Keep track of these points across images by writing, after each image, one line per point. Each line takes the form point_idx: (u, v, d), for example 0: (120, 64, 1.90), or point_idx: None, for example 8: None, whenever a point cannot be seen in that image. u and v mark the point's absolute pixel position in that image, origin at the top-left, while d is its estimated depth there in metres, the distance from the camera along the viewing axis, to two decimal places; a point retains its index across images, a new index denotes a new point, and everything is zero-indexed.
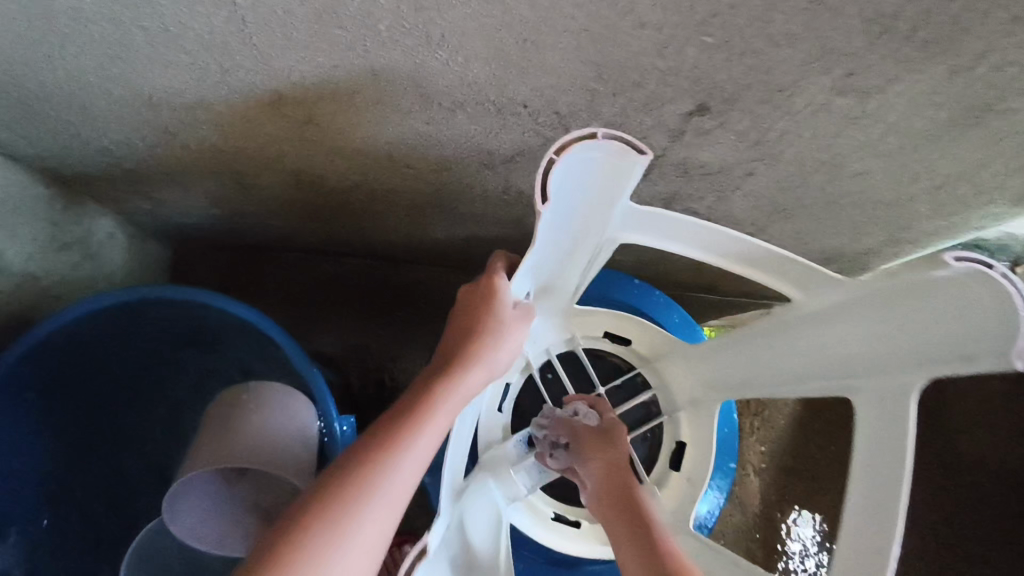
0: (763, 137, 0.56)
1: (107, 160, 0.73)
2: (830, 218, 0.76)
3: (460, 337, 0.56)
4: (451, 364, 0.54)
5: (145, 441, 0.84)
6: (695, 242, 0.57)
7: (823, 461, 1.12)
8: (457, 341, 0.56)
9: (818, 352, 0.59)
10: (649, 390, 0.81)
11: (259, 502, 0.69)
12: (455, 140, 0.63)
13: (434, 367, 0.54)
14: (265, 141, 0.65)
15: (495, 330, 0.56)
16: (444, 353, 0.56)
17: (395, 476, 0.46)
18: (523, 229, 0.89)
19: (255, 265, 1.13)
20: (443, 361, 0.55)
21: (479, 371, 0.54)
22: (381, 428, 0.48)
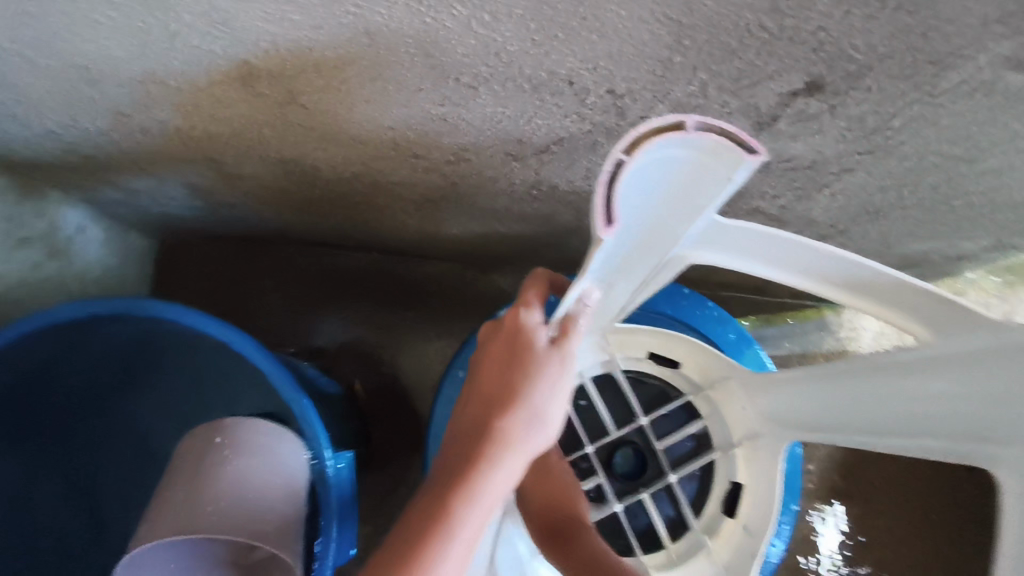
0: (883, 125, 0.45)
1: (59, 144, 0.61)
2: (929, 221, 0.63)
3: (485, 408, 0.44)
4: (472, 449, 0.42)
5: (106, 489, 0.66)
6: (791, 264, 0.48)
7: (882, 485, 0.97)
8: (480, 417, 0.44)
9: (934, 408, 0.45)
10: (699, 420, 0.70)
11: (240, 559, 0.58)
12: (477, 125, 0.50)
13: (451, 456, 0.42)
14: (243, 122, 0.53)
15: (527, 398, 0.44)
16: (464, 431, 0.44)
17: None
18: (552, 228, 0.76)
19: (247, 263, 1.01)
20: (461, 444, 0.43)
21: (508, 460, 0.42)
22: (395, 539, 0.38)
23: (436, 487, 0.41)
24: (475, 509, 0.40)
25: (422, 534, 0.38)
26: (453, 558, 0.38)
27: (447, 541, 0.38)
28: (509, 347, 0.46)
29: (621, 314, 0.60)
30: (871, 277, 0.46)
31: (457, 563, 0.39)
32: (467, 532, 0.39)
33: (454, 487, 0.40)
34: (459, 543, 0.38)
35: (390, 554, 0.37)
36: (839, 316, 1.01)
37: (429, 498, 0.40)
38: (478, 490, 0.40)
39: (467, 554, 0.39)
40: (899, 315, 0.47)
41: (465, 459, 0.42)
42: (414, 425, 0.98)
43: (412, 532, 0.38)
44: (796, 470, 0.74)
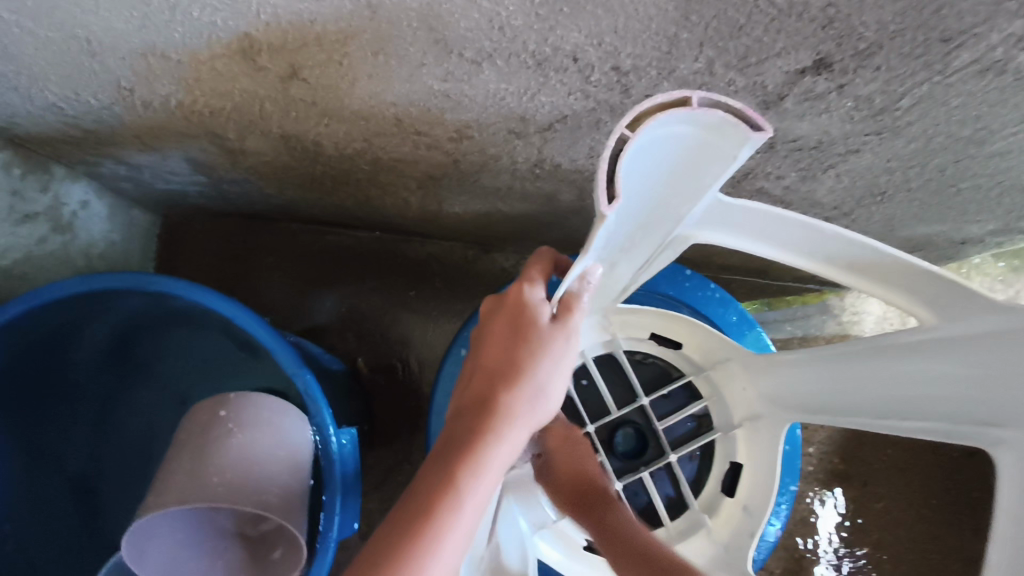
0: (891, 105, 0.44)
1: (62, 118, 0.61)
2: (935, 204, 0.63)
3: (488, 382, 0.44)
4: (476, 422, 0.42)
5: (117, 461, 0.69)
6: (796, 246, 0.47)
7: (881, 468, 0.98)
8: (484, 391, 0.44)
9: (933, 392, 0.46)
10: (701, 401, 0.70)
11: (246, 530, 0.60)
12: (480, 102, 0.50)
13: (456, 429, 0.43)
14: (246, 97, 0.52)
15: (530, 372, 0.44)
16: (467, 405, 0.44)
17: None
18: (555, 208, 0.75)
19: (249, 239, 1.01)
20: (465, 417, 0.43)
21: (513, 434, 0.43)
22: (402, 513, 0.38)
23: (440, 461, 0.41)
24: (481, 481, 0.40)
25: (430, 503, 0.38)
26: (461, 528, 0.39)
27: (454, 512, 0.39)
28: (511, 322, 0.46)
29: (623, 294, 0.60)
30: (876, 259, 0.45)
31: (463, 534, 0.39)
32: (473, 502, 0.40)
33: (459, 459, 0.40)
34: (466, 513, 0.39)
35: (398, 524, 0.38)
36: (842, 300, 1.01)
37: (435, 469, 0.40)
38: (484, 462, 0.41)
39: (473, 525, 0.40)
40: (903, 297, 0.47)
41: (470, 432, 0.42)
42: (416, 403, 0.99)
43: (419, 503, 0.38)
44: (795, 452, 0.75)
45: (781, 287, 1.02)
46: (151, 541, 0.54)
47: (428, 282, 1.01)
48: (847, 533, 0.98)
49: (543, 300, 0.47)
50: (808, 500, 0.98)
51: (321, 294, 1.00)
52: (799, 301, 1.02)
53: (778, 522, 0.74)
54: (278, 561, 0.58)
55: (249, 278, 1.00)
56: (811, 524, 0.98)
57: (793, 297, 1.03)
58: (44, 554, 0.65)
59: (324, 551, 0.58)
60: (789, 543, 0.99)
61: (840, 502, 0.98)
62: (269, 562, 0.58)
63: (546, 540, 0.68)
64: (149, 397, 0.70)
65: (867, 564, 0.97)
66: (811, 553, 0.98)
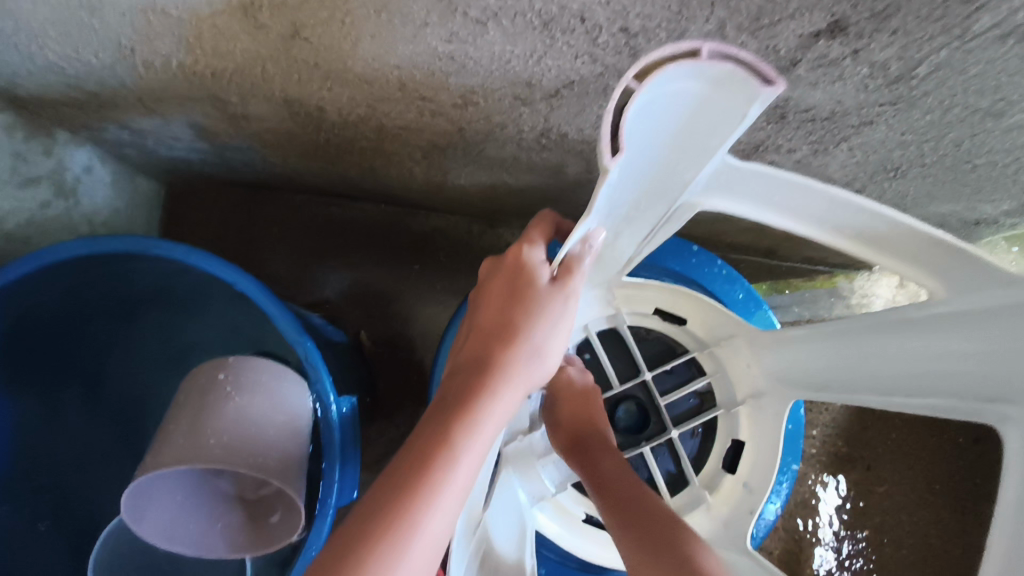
0: (907, 73, 0.43)
1: (63, 80, 0.60)
2: (950, 183, 0.61)
3: (486, 344, 0.45)
4: (473, 382, 0.43)
5: (116, 424, 0.70)
6: (803, 213, 0.46)
7: (883, 451, 0.98)
8: (481, 352, 0.44)
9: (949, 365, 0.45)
10: (704, 377, 0.69)
11: (245, 494, 0.61)
12: (485, 66, 0.49)
13: (451, 390, 0.43)
14: (247, 58, 0.51)
15: (527, 333, 0.44)
16: (464, 366, 0.44)
17: (415, 546, 0.36)
18: (562, 180, 0.74)
19: (254, 209, 1.00)
20: (462, 377, 0.44)
21: (506, 394, 0.43)
22: (398, 469, 0.38)
23: (436, 419, 0.41)
24: (476, 438, 0.40)
25: (425, 460, 0.38)
26: (457, 484, 0.39)
27: (450, 467, 0.39)
28: (509, 284, 0.46)
29: (627, 267, 0.60)
30: (885, 228, 0.44)
31: (460, 490, 0.39)
32: (470, 460, 0.40)
33: (455, 416, 0.41)
34: (462, 469, 0.39)
35: (393, 481, 0.38)
36: (851, 283, 1.00)
37: (431, 427, 0.40)
38: (477, 420, 0.41)
39: (469, 483, 0.40)
40: (912, 268, 0.46)
41: (467, 390, 0.42)
42: (418, 377, 0.99)
43: (414, 458, 0.39)
44: (797, 431, 0.74)
45: (788, 268, 1.01)
46: (149, 501, 0.54)
47: (432, 257, 1.00)
48: (846, 515, 0.98)
49: (542, 262, 0.47)
50: (809, 481, 0.98)
51: (324, 266, 1.00)
52: (808, 286, 1.01)
53: (779, 500, 0.73)
54: (278, 524, 0.58)
55: (252, 249, 1.00)
56: (811, 506, 0.98)
57: (800, 279, 1.02)
58: (47, 512, 0.67)
59: (322, 519, 0.59)
60: (789, 524, 0.99)
61: (841, 484, 0.98)
62: (268, 525, 0.58)
63: (544, 512, 0.68)
64: (147, 370, 0.70)
65: (867, 547, 0.97)
66: (810, 534, 0.98)
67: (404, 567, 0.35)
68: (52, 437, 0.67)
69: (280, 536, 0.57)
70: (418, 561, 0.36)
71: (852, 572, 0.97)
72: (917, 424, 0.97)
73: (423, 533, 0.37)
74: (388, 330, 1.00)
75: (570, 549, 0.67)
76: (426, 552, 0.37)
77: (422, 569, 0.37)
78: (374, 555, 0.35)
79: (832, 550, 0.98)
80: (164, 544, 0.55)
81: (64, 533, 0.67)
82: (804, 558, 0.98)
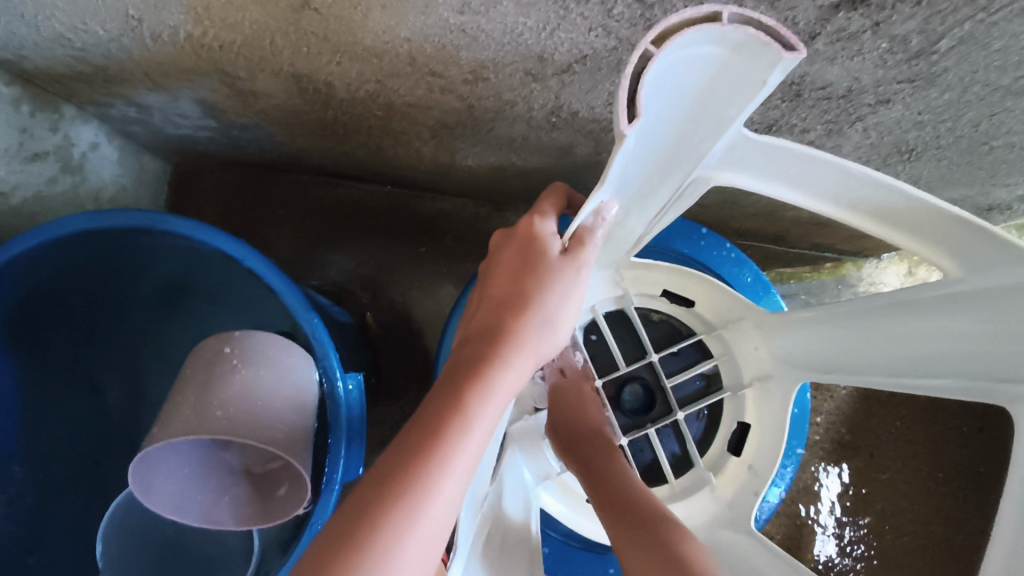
0: (928, 47, 0.42)
1: (70, 52, 0.60)
2: (965, 167, 0.61)
3: (497, 312, 0.45)
4: (486, 351, 0.43)
5: (119, 399, 0.69)
6: (819, 189, 0.45)
7: (887, 439, 0.98)
8: (492, 320, 0.44)
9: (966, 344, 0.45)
10: (710, 359, 0.69)
11: (251, 467, 0.61)
12: (496, 39, 0.48)
13: (464, 357, 0.43)
14: (256, 29, 0.51)
15: (539, 301, 0.45)
16: (476, 333, 0.44)
17: (430, 508, 0.36)
18: (571, 161, 0.74)
19: (259, 189, 1.00)
20: (473, 344, 0.44)
21: (520, 362, 0.43)
22: (410, 433, 0.39)
23: (449, 384, 0.41)
24: (490, 404, 0.40)
25: (439, 424, 0.38)
26: (470, 450, 0.39)
27: (463, 432, 0.39)
28: (520, 254, 0.46)
29: (636, 246, 0.59)
30: (901, 205, 0.43)
31: (473, 455, 0.39)
32: (482, 425, 0.40)
33: (468, 382, 0.41)
34: (475, 433, 0.39)
35: (408, 445, 0.38)
36: (860, 271, 0.99)
37: (444, 393, 0.40)
38: (491, 387, 0.41)
39: (481, 450, 0.40)
40: (927, 246, 0.45)
41: (479, 357, 0.42)
42: (423, 360, 0.99)
43: (427, 423, 0.39)
44: (803, 415, 0.74)
45: (796, 256, 1.00)
46: (153, 474, 0.54)
47: (439, 239, 1.00)
48: (849, 502, 0.98)
49: (552, 231, 0.47)
50: (812, 469, 0.98)
51: (329, 247, 1.00)
52: (814, 276, 1.00)
53: (783, 484, 0.73)
54: (284, 497, 0.58)
55: (257, 228, 1.00)
56: (813, 493, 0.98)
57: (807, 268, 1.01)
58: (55, 483, 0.67)
59: (328, 493, 0.59)
60: (791, 511, 0.98)
61: (843, 472, 0.98)
62: (274, 498, 0.59)
63: (548, 491, 0.68)
64: (144, 352, 0.69)
65: (868, 534, 0.97)
66: (812, 521, 0.98)
67: (418, 529, 0.36)
68: (57, 413, 0.68)
69: (287, 509, 0.57)
70: (432, 523, 0.36)
71: (852, 559, 0.97)
72: (923, 411, 0.97)
73: (437, 498, 0.37)
74: (393, 312, 1.00)
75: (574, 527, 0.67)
76: (440, 516, 0.37)
77: (437, 532, 0.37)
78: (388, 517, 0.35)
79: (834, 538, 0.98)
80: (171, 516, 0.55)
81: (67, 506, 0.67)
82: (805, 544, 0.98)
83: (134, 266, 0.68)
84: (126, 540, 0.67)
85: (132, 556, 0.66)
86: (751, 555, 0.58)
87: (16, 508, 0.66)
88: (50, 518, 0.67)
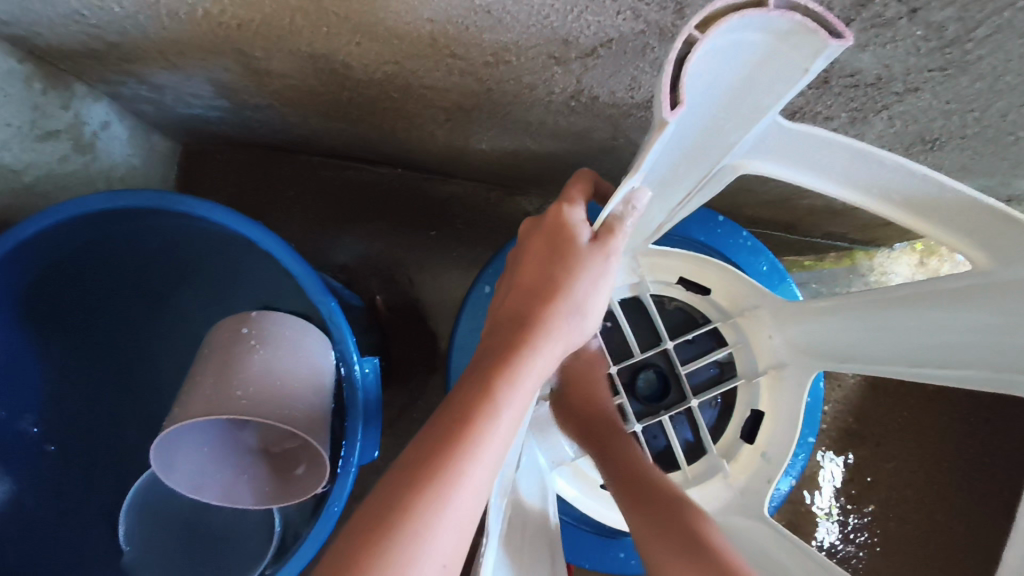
0: (964, 35, 0.42)
1: (84, 30, 0.59)
2: (989, 157, 0.60)
3: (526, 301, 0.45)
4: (514, 341, 0.43)
5: (139, 375, 0.70)
6: (850, 177, 0.45)
7: (894, 428, 0.98)
8: (520, 309, 0.45)
9: (993, 334, 0.45)
10: (725, 347, 0.69)
11: (269, 446, 0.62)
12: (521, 20, 0.47)
13: (493, 345, 0.43)
14: (276, 8, 0.50)
15: (567, 291, 0.44)
16: (504, 322, 0.45)
17: (461, 495, 0.36)
18: (588, 146, 0.73)
19: (268, 170, 0.99)
20: (502, 332, 0.44)
21: (546, 350, 0.43)
22: (439, 422, 0.39)
23: (477, 374, 0.41)
24: (517, 392, 0.40)
25: (469, 412, 0.39)
26: (498, 437, 0.39)
27: (492, 419, 0.39)
28: (549, 242, 0.46)
29: (656, 235, 0.59)
30: (935, 194, 0.43)
31: (501, 442, 0.39)
32: (510, 414, 0.40)
33: (496, 370, 0.41)
34: (503, 421, 0.39)
35: (438, 434, 0.38)
36: (871, 261, 0.99)
37: (472, 380, 0.40)
38: (519, 374, 0.41)
39: (509, 438, 0.40)
40: (958, 238, 0.45)
41: (506, 346, 0.42)
42: (432, 344, 0.99)
43: (455, 411, 0.39)
44: (815, 404, 0.75)
45: (807, 245, 1.00)
46: (172, 454, 0.55)
47: (449, 223, 1.00)
48: (854, 490, 0.99)
49: (580, 219, 0.46)
50: (818, 457, 0.99)
51: (338, 229, 0.99)
52: (824, 264, 1.00)
53: (795, 471, 0.74)
54: (303, 477, 0.58)
55: (265, 211, 0.99)
56: (818, 479, 0.99)
57: (817, 257, 1.01)
58: (73, 460, 0.68)
59: (343, 476, 0.60)
60: (795, 497, 0.99)
61: (848, 458, 0.99)
62: (293, 477, 0.59)
63: (563, 477, 0.69)
64: (159, 332, 0.70)
65: (871, 521, 0.98)
66: (816, 508, 0.99)
67: (448, 515, 0.36)
68: (71, 393, 0.68)
69: (306, 488, 0.58)
70: (463, 510, 0.37)
71: (855, 545, 0.98)
72: (930, 402, 0.97)
73: (466, 484, 0.37)
74: (403, 295, 1.00)
75: (587, 511, 0.68)
76: (470, 502, 0.37)
77: (467, 519, 0.37)
78: (419, 502, 0.35)
79: (836, 524, 0.99)
80: (192, 494, 0.56)
81: (82, 484, 0.68)
82: (808, 530, 0.99)
83: (149, 244, 0.68)
84: (149, 517, 0.69)
85: (155, 531, 0.68)
86: (762, 541, 0.59)
87: (33, 485, 0.66)
88: (69, 495, 0.68)
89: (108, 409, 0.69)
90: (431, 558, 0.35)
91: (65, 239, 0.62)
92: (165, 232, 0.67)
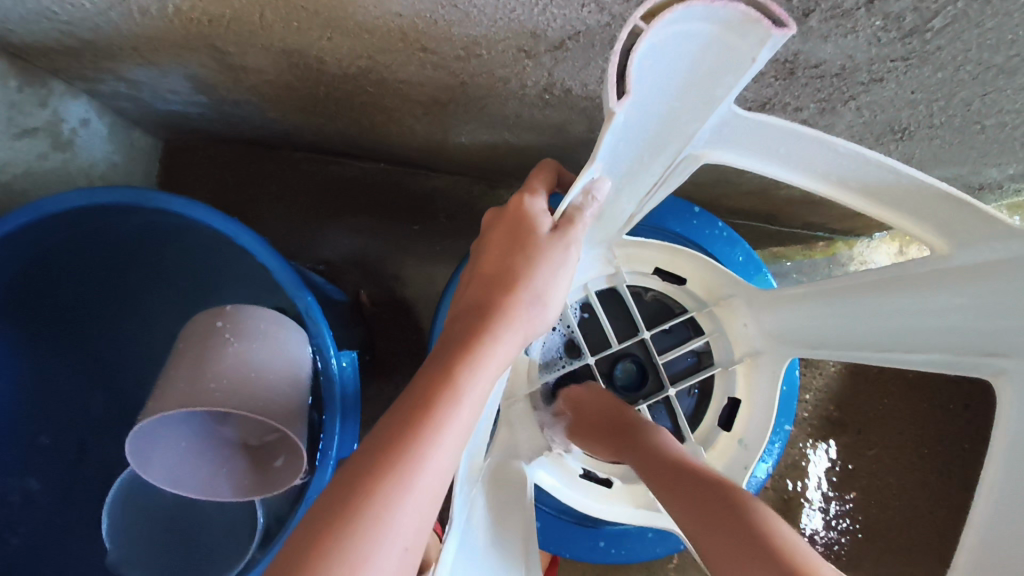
0: (922, 25, 0.42)
1: (56, 27, 0.59)
2: (958, 146, 0.61)
3: (488, 289, 0.46)
4: (477, 328, 0.43)
5: (118, 371, 0.70)
6: (808, 165, 0.46)
7: (874, 416, 0.99)
8: (481, 297, 0.45)
9: (954, 319, 0.46)
10: (702, 336, 0.70)
11: (250, 440, 0.62)
12: (489, 14, 0.48)
13: (454, 331, 0.44)
14: (245, 3, 0.50)
15: (528, 278, 0.45)
16: (466, 309, 0.45)
17: (424, 477, 0.37)
18: (565, 138, 0.73)
19: (248, 166, 0.98)
20: (465, 319, 0.44)
21: (508, 337, 0.44)
22: (401, 408, 0.39)
23: (438, 361, 0.42)
24: (479, 378, 0.41)
25: (429, 399, 0.39)
26: (460, 422, 0.40)
27: (453, 403, 0.40)
28: (510, 231, 0.47)
29: (628, 225, 0.59)
30: (890, 181, 0.43)
31: (464, 425, 0.40)
32: (472, 398, 0.41)
33: (457, 356, 0.41)
34: (465, 405, 0.40)
35: (399, 420, 0.39)
36: (851, 251, 1.00)
37: (436, 367, 0.41)
38: (480, 359, 0.42)
39: (472, 421, 0.41)
40: (917, 224, 0.46)
41: (467, 333, 0.43)
42: (416, 337, 1.00)
43: (417, 398, 0.40)
44: (792, 392, 0.76)
45: (790, 235, 1.01)
46: (149, 451, 0.55)
47: (431, 216, 1.00)
48: (836, 477, 0.99)
49: (538, 209, 0.47)
50: (800, 445, 1.00)
51: (320, 224, 0.99)
52: (807, 255, 1.01)
53: (773, 457, 0.75)
54: (282, 468, 0.59)
55: (246, 207, 0.99)
56: (801, 466, 0.99)
57: (800, 248, 1.02)
58: (57, 455, 0.69)
59: (323, 468, 0.61)
60: (778, 485, 1.00)
61: (830, 447, 0.99)
62: (272, 469, 0.60)
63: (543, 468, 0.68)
64: (139, 327, 0.70)
65: (853, 508, 0.99)
66: (800, 496, 1.00)
67: (411, 497, 0.36)
68: (52, 390, 0.68)
69: (286, 478, 0.58)
70: (428, 492, 0.37)
71: (838, 532, 0.99)
72: (911, 389, 0.99)
73: (428, 467, 0.38)
74: (386, 288, 1.00)
75: (569, 502, 0.67)
76: (434, 485, 0.38)
77: (430, 502, 0.38)
78: (382, 486, 0.36)
79: (819, 512, 0.99)
80: (170, 489, 0.57)
81: (64, 479, 0.69)
82: (793, 519, 0.99)
83: (128, 241, 0.68)
84: (131, 511, 0.69)
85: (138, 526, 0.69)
86: None
87: (16, 481, 0.67)
88: (53, 490, 0.68)
89: (90, 404, 0.69)
90: (394, 540, 0.35)
91: (41, 236, 0.63)
92: (143, 228, 0.68)
